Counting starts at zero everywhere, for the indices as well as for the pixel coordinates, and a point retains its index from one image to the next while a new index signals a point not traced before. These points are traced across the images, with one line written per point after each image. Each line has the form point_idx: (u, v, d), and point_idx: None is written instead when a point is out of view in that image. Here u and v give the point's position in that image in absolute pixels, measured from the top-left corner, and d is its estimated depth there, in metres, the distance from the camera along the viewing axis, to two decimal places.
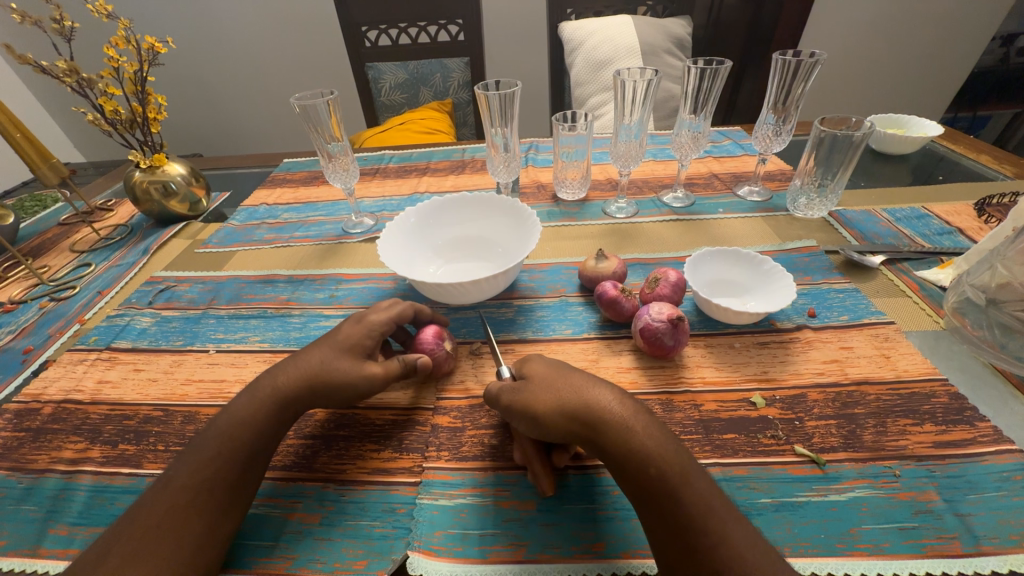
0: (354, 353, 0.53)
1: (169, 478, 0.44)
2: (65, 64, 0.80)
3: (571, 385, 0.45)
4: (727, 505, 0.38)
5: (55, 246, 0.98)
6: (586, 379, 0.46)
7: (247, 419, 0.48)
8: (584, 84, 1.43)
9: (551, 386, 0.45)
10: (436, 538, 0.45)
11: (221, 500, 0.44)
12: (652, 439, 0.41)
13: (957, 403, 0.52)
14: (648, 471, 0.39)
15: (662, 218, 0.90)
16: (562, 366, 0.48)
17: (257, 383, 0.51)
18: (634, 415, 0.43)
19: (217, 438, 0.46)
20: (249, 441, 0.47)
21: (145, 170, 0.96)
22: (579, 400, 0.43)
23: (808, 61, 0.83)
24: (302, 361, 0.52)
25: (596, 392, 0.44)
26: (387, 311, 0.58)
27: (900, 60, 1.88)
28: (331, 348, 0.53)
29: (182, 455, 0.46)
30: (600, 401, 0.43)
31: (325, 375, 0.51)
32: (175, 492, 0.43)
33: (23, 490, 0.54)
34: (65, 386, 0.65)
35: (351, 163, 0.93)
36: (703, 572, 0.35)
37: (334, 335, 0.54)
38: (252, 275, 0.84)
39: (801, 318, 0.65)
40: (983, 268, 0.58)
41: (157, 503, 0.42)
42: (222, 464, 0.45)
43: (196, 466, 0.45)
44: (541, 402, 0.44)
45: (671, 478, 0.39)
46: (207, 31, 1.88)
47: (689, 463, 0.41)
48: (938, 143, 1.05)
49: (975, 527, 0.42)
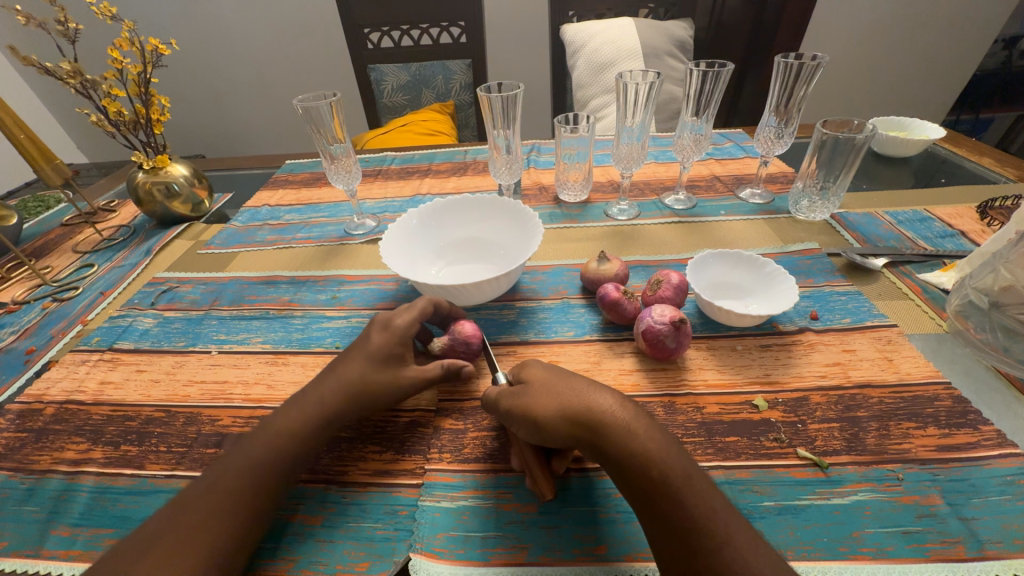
0: (390, 361, 0.53)
1: (214, 480, 0.44)
2: (69, 66, 0.80)
3: (573, 389, 0.45)
4: (731, 510, 0.38)
5: (58, 247, 0.98)
6: (587, 383, 0.46)
7: (296, 428, 0.48)
8: (586, 86, 1.43)
9: (552, 390, 0.45)
10: (438, 540, 0.45)
11: (261, 509, 0.43)
12: (655, 444, 0.41)
13: (960, 406, 0.52)
14: (651, 476, 0.39)
15: (664, 220, 0.90)
16: (562, 370, 0.48)
17: (300, 396, 0.50)
18: (636, 419, 0.43)
19: (265, 445, 0.46)
20: (294, 452, 0.47)
21: (148, 171, 0.96)
22: (580, 404, 0.44)
23: (810, 63, 0.83)
24: (343, 375, 0.51)
25: (597, 395, 0.44)
26: (410, 312, 0.57)
27: (902, 62, 1.88)
28: (367, 360, 0.52)
29: (226, 458, 0.46)
30: (601, 404, 0.43)
31: (368, 390, 0.51)
32: (219, 496, 0.43)
33: (25, 491, 0.54)
34: (67, 387, 0.66)
35: (353, 165, 0.93)
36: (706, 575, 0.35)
37: (365, 345, 0.53)
38: (255, 276, 0.84)
39: (803, 320, 0.65)
40: (986, 272, 0.59)
41: (200, 504, 0.42)
42: (266, 472, 0.45)
43: (241, 471, 0.45)
44: (542, 405, 0.44)
45: (674, 483, 0.39)
46: (210, 33, 1.89)
47: (692, 467, 0.41)
48: (941, 145, 1.05)
49: (979, 531, 0.42)
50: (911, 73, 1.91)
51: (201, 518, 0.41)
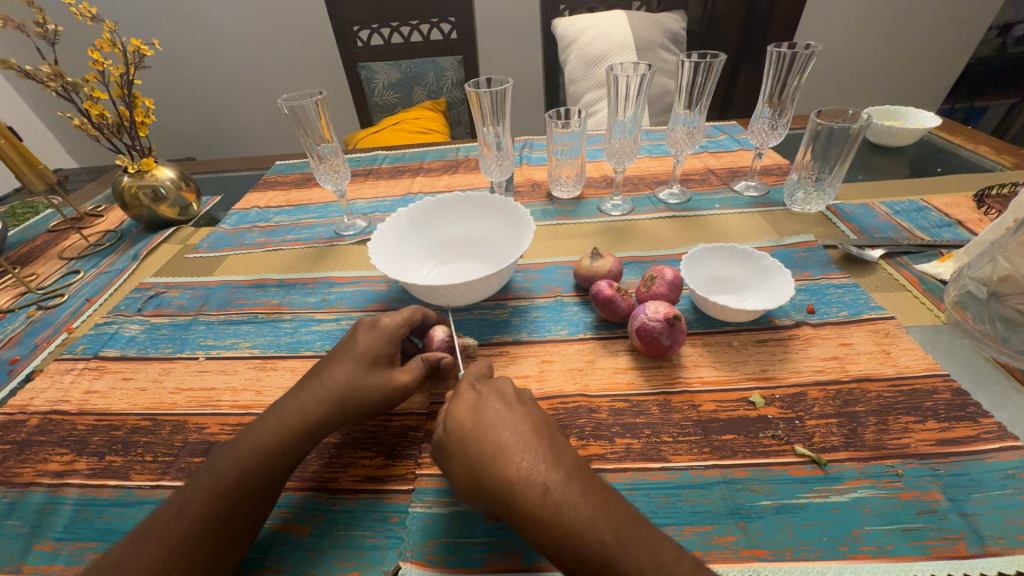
0: (379, 363, 0.52)
1: (183, 502, 0.42)
2: (49, 69, 0.78)
3: (486, 450, 0.40)
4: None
5: (43, 254, 0.96)
6: (504, 438, 0.41)
7: (268, 443, 0.46)
8: (578, 81, 1.42)
9: (466, 453, 0.41)
10: (430, 547, 0.44)
11: (237, 529, 0.42)
12: (573, 511, 0.36)
13: (960, 399, 0.51)
14: (568, 552, 0.35)
15: (658, 215, 0.89)
16: (484, 419, 0.43)
17: (281, 406, 0.49)
18: (554, 481, 0.37)
19: (238, 462, 0.44)
20: (270, 466, 0.45)
21: (133, 175, 0.94)
22: (492, 472, 0.39)
23: (804, 53, 0.81)
24: (328, 381, 0.50)
25: (510, 458, 0.39)
26: (398, 314, 0.57)
27: (897, 51, 1.86)
28: (354, 364, 0.51)
29: (197, 477, 0.44)
30: (513, 470, 0.38)
31: (357, 393, 0.49)
32: (192, 518, 0.41)
33: (8, 505, 0.52)
34: (52, 397, 0.64)
35: (342, 164, 0.92)
36: None
37: (351, 349, 0.52)
38: (243, 279, 0.83)
39: (799, 314, 0.64)
40: (985, 261, 0.58)
41: (173, 529, 0.40)
42: (242, 491, 0.43)
43: (213, 491, 0.43)
44: (457, 472, 0.41)
45: (593, 562, 0.34)
46: (197, 34, 1.86)
47: (623, 534, 0.35)
48: (936, 134, 1.04)
49: (981, 527, 0.41)
50: (904, 62, 1.90)
51: (173, 545, 0.39)
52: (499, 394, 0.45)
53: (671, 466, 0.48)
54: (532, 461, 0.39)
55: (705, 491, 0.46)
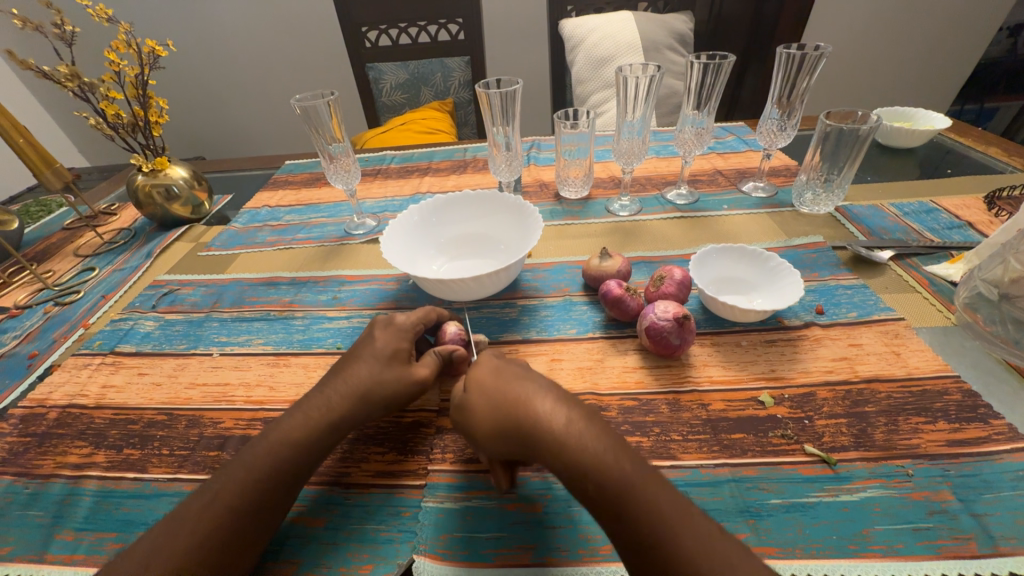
0: (398, 359, 0.52)
1: (212, 492, 0.43)
2: (66, 69, 0.80)
3: (512, 396, 0.43)
4: (677, 510, 0.36)
5: (59, 251, 0.98)
6: (527, 387, 0.44)
7: (296, 437, 0.46)
8: (585, 82, 1.42)
9: (491, 400, 0.44)
10: (442, 542, 0.44)
11: (263, 521, 0.43)
12: (596, 443, 0.39)
13: (970, 400, 0.51)
14: (593, 481, 0.37)
15: (666, 215, 0.89)
16: (506, 375, 0.45)
17: (307, 401, 0.49)
18: (575, 419, 0.41)
19: (265, 455, 0.45)
20: (295, 461, 0.46)
21: (147, 174, 0.96)
22: (517, 413, 0.42)
23: (813, 54, 0.82)
24: (350, 378, 0.50)
25: (534, 402, 0.42)
26: (412, 313, 0.58)
27: (906, 52, 1.85)
28: (374, 359, 0.51)
29: (226, 467, 0.45)
30: (537, 411, 0.41)
31: (378, 389, 0.50)
32: (221, 509, 0.42)
33: (29, 496, 0.54)
34: (70, 391, 0.65)
35: (352, 164, 0.93)
36: (663, 569, 0.34)
37: (370, 345, 0.53)
38: (255, 277, 0.84)
39: (808, 315, 0.64)
40: (996, 263, 0.57)
41: (202, 519, 0.41)
42: (269, 485, 0.44)
43: (242, 483, 0.43)
44: (482, 418, 0.43)
45: (615, 487, 0.37)
46: (208, 34, 1.88)
47: (637, 466, 0.38)
48: (946, 136, 1.04)
49: (991, 527, 0.41)
50: (914, 63, 1.89)
51: (202, 535, 0.40)
52: (516, 360, 0.49)
53: (681, 464, 0.49)
54: (555, 405, 0.42)
55: (715, 489, 0.46)
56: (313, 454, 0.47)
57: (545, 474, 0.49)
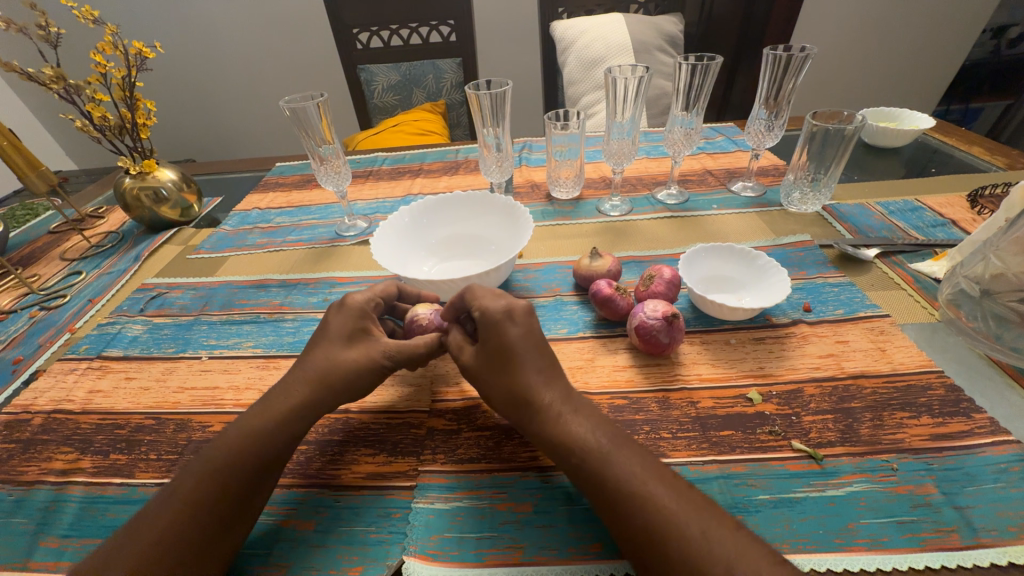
0: (355, 337, 0.54)
1: (177, 483, 0.44)
2: (51, 71, 0.78)
3: (512, 386, 0.47)
4: (672, 502, 0.39)
5: (45, 255, 0.96)
6: (530, 378, 0.47)
7: (236, 445, 0.46)
8: (577, 83, 1.43)
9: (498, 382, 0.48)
10: (432, 542, 0.44)
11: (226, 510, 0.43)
12: (589, 435, 0.43)
13: (954, 395, 0.52)
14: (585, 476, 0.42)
15: (656, 215, 0.90)
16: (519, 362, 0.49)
17: (270, 393, 0.51)
18: (569, 414, 0.45)
19: (227, 447, 0.46)
20: (257, 449, 0.46)
21: (135, 177, 0.95)
22: (524, 390, 0.47)
23: (799, 56, 0.83)
24: (310, 362, 0.52)
25: (538, 393, 0.47)
26: (368, 290, 0.59)
27: (892, 53, 1.88)
28: (331, 341, 0.53)
29: (189, 464, 0.46)
30: (541, 399, 0.46)
31: (334, 368, 0.51)
32: (180, 513, 0.42)
33: (13, 503, 0.53)
34: (55, 397, 0.65)
35: (343, 165, 0.92)
36: (647, 545, 0.37)
37: (326, 331, 0.54)
38: (245, 280, 0.83)
39: (796, 312, 0.65)
40: (977, 259, 0.59)
41: (166, 510, 0.42)
42: (231, 482, 0.44)
43: (203, 475, 0.44)
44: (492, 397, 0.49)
45: (603, 475, 0.41)
46: (198, 35, 1.87)
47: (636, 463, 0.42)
48: (930, 136, 1.05)
49: (974, 519, 0.42)
50: (899, 64, 1.92)
51: (157, 566, 0.39)
52: (531, 333, 0.50)
53: (670, 462, 0.49)
54: (559, 397, 0.46)
55: (704, 486, 0.46)
56: (268, 447, 0.47)
57: (539, 474, 0.49)
